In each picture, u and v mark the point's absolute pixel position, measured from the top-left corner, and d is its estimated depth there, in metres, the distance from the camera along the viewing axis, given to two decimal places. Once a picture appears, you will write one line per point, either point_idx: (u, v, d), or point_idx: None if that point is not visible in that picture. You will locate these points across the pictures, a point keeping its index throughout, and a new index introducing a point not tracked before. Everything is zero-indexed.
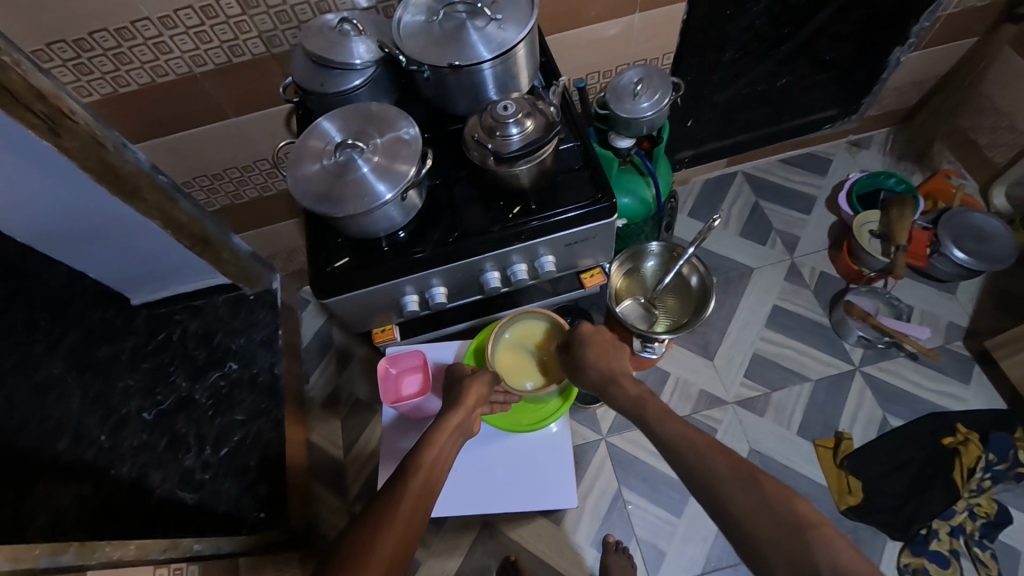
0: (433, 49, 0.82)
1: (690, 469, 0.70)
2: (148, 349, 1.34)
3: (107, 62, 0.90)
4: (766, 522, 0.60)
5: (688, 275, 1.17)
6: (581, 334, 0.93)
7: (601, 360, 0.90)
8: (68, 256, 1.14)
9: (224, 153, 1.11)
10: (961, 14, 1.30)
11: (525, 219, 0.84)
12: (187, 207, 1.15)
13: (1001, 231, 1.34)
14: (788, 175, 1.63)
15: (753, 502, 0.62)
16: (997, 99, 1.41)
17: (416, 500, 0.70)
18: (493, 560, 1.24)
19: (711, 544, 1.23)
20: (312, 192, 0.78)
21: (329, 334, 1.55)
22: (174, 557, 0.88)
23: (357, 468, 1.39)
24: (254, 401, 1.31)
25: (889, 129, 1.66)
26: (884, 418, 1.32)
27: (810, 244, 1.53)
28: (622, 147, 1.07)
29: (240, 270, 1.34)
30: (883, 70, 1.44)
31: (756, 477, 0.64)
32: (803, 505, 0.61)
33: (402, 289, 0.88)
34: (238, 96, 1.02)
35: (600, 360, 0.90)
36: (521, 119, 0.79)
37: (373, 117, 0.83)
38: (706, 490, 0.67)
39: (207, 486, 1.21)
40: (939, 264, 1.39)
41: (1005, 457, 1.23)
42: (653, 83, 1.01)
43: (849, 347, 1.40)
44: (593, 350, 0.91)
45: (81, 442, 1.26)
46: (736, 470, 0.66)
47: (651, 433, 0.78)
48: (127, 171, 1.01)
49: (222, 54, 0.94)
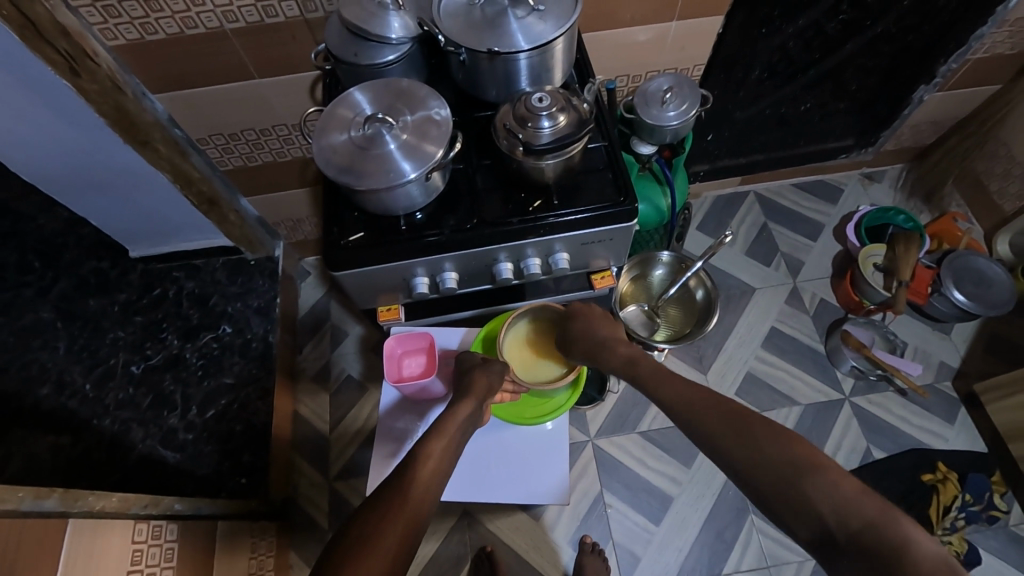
0: (473, 32, 0.81)
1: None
2: (141, 303, 1.33)
3: (138, 7, 0.88)
4: (765, 473, 0.59)
5: (694, 288, 1.17)
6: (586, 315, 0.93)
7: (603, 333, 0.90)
8: (71, 200, 1.12)
9: (244, 114, 1.10)
10: (987, 60, 1.31)
11: (544, 214, 0.84)
12: (198, 163, 1.13)
13: (1002, 278, 1.37)
14: (799, 201, 1.64)
15: (753, 453, 0.60)
16: (1012, 148, 1.43)
17: (423, 490, 0.69)
18: (468, 549, 1.24)
19: (685, 556, 1.24)
20: (336, 162, 0.77)
21: (327, 307, 1.54)
22: (155, 515, 0.88)
23: (343, 444, 1.38)
24: (244, 365, 1.29)
25: (903, 165, 1.67)
26: (868, 449, 1.33)
27: (813, 270, 1.54)
28: (643, 152, 1.08)
29: (244, 233, 1.32)
30: (904, 106, 1.45)
31: (753, 426, 0.62)
32: (803, 451, 0.58)
33: (413, 270, 0.87)
34: (266, 57, 1.00)
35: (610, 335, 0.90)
36: (554, 113, 0.79)
37: (405, 94, 0.82)
38: None
39: (189, 446, 1.20)
40: (937, 304, 1.40)
41: (980, 498, 1.25)
42: (683, 93, 1.01)
43: (841, 376, 1.41)
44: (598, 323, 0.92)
45: (64, 390, 1.25)
46: (733, 422, 0.64)
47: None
48: (143, 120, 1.00)
49: (254, 13, 0.93)
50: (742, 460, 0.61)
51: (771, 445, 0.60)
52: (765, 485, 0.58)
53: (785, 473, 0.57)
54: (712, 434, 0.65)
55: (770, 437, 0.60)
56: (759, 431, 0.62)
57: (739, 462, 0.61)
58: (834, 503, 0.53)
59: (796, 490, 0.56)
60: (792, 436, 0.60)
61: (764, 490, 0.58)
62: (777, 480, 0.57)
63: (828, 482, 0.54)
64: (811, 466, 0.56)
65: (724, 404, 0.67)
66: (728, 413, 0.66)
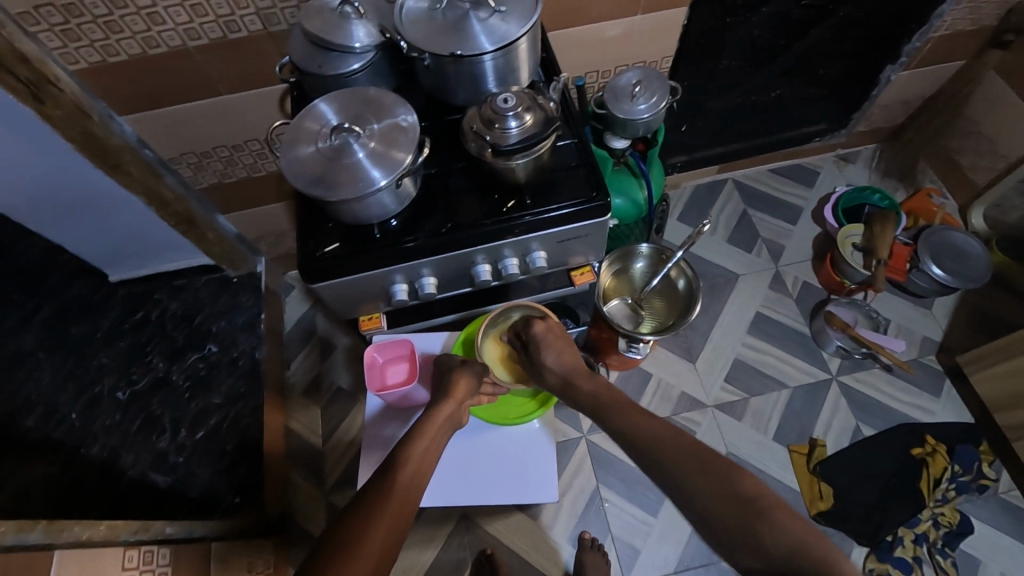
0: (435, 36, 0.81)
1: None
2: (124, 327, 1.32)
3: (97, 29, 0.87)
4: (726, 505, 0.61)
5: (676, 278, 1.16)
6: (547, 335, 0.91)
7: (562, 356, 0.90)
8: (43, 228, 1.11)
9: (214, 130, 1.09)
10: (949, 37, 1.33)
11: (518, 214, 0.84)
12: (172, 183, 1.12)
13: (977, 251, 1.38)
14: (778, 186, 1.66)
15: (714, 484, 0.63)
16: (980, 121, 1.45)
17: (404, 493, 0.69)
18: (468, 553, 1.24)
19: (684, 545, 1.24)
20: (305, 174, 0.77)
21: (313, 321, 1.53)
22: (144, 540, 0.87)
23: (337, 457, 1.37)
24: (232, 383, 1.29)
25: (876, 144, 1.69)
26: (857, 427, 1.35)
27: (794, 254, 1.55)
28: (617, 147, 1.07)
29: (224, 251, 1.32)
30: (875, 86, 1.46)
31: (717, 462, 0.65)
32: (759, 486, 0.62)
33: (391, 277, 0.87)
34: (232, 73, 0.99)
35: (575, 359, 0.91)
36: (521, 113, 0.79)
37: (371, 102, 0.82)
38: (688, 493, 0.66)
39: (181, 468, 1.19)
40: (916, 280, 1.42)
41: (969, 469, 1.28)
42: (652, 86, 1.00)
43: (827, 357, 1.42)
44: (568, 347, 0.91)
45: (50, 420, 1.23)
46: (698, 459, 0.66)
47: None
48: (112, 143, 0.98)
49: (217, 29, 0.92)
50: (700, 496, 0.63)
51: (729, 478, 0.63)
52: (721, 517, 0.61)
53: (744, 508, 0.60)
54: (678, 471, 0.67)
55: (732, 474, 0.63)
56: (724, 472, 0.64)
57: (700, 498, 0.63)
58: (781, 538, 0.57)
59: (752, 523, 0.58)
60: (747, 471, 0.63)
61: (719, 524, 0.61)
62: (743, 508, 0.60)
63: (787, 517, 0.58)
64: (768, 505, 0.60)
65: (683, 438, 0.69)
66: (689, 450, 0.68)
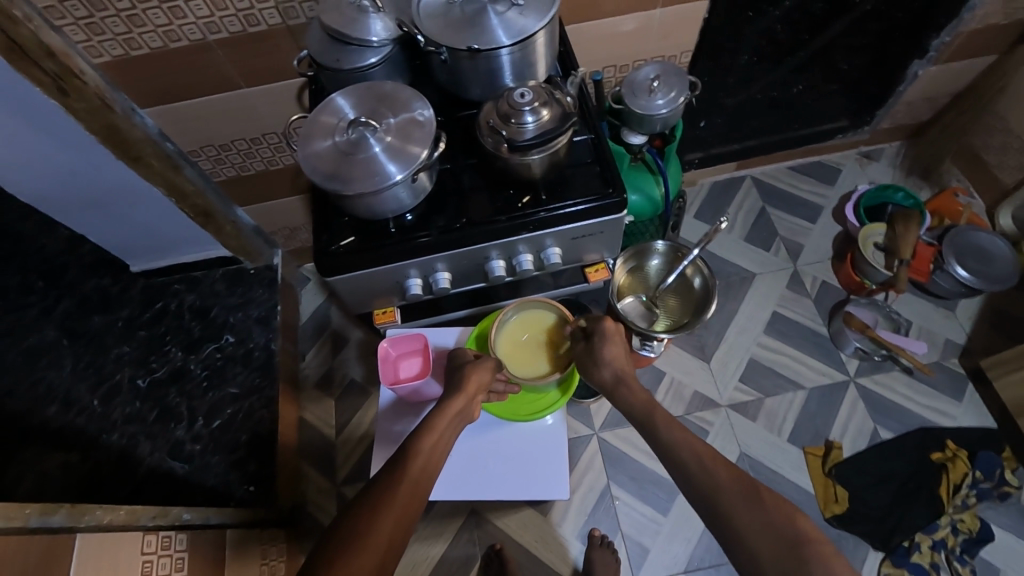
0: (451, 30, 0.80)
1: (694, 480, 0.71)
2: (144, 318, 1.34)
3: (120, 23, 0.88)
4: (767, 539, 0.62)
5: (692, 276, 1.15)
6: (604, 325, 0.92)
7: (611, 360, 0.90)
8: (66, 219, 1.12)
9: (232, 123, 1.10)
10: (981, 30, 1.30)
11: (533, 210, 0.83)
12: (190, 175, 1.13)
13: (1004, 252, 1.35)
14: (797, 184, 1.63)
15: (757, 516, 0.64)
16: (1009, 120, 1.42)
17: (413, 485, 0.70)
18: (478, 547, 1.25)
19: (694, 545, 1.23)
20: (321, 168, 0.77)
21: (327, 314, 1.55)
22: (162, 527, 0.87)
23: (349, 449, 1.39)
24: (247, 374, 1.30)
25: (900, 142, 1.66)
26: (875, 430, 1.33)
27: (813, 253, 1.53)
28: (634, 143, 1.06)
29: (241, 243, 1.33)
30: (900, 83, 1.43)
31: (761, 492, 0.66)
32: (804, 523, 0.63)
33: (405, 272, 0.87)
34: (250, 67, 1.00)
35: (617, 357, 0.90)
36: (538, 108, 0.78)
37: (386, 96, 0.82)
38: (720, 507, 0.67)
39: (197, 457, 1.21)
40: (940, 281, 1.39)
41: (991, 475, 1.24)
42: (670, 81, 0.99)
43: (846, 358, 1.40)
44: (607, 345, 0.91)
45: (71, 407, 1.26)
46: (740, 486, 0.68)
47: (655, 441, 0.80)
48: (134, 135, 1.00)
49: (236, 23, 0.93)
50: (744, 523, 0.64)
51: (764, 511, 0.64)
52: (762, 552, 0.62)
53: (786, 546, 0.61)
54: (719, 503, 0.67)
55: (776, 508, 0.64)
56: (765, 496, 0.66)
57: (743, 530, 0.64)
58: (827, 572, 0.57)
59: (800, 568, 0.58)
60: (780, 505, 0.65)
61: (764, 559, 0.61)
62: (789, 541, 0.61)
63: (821, 556, 0.59)
64: (810, 539, 0.61)
65: (728, 470, 0.70)
66: (734, 479, 0.69)
